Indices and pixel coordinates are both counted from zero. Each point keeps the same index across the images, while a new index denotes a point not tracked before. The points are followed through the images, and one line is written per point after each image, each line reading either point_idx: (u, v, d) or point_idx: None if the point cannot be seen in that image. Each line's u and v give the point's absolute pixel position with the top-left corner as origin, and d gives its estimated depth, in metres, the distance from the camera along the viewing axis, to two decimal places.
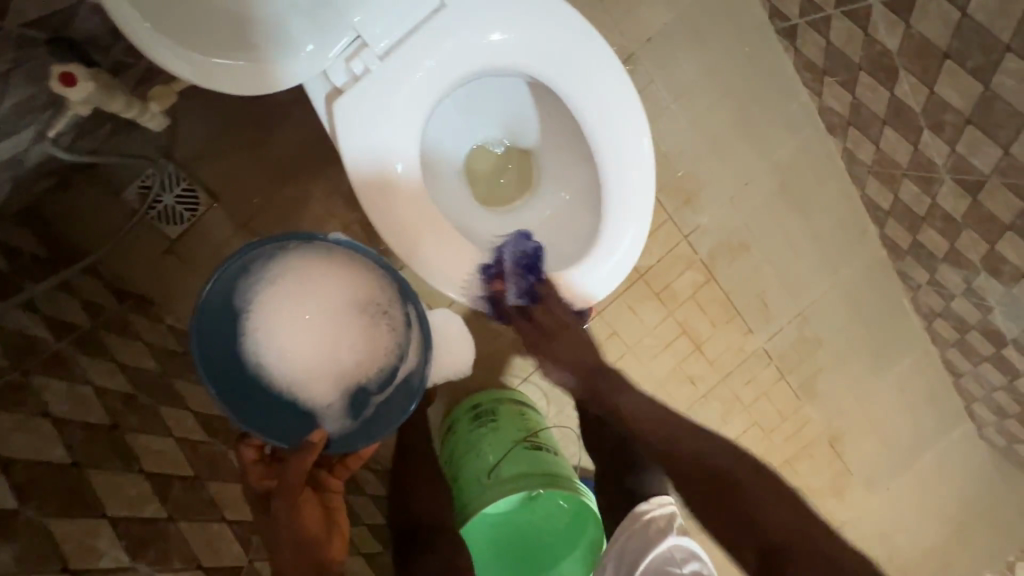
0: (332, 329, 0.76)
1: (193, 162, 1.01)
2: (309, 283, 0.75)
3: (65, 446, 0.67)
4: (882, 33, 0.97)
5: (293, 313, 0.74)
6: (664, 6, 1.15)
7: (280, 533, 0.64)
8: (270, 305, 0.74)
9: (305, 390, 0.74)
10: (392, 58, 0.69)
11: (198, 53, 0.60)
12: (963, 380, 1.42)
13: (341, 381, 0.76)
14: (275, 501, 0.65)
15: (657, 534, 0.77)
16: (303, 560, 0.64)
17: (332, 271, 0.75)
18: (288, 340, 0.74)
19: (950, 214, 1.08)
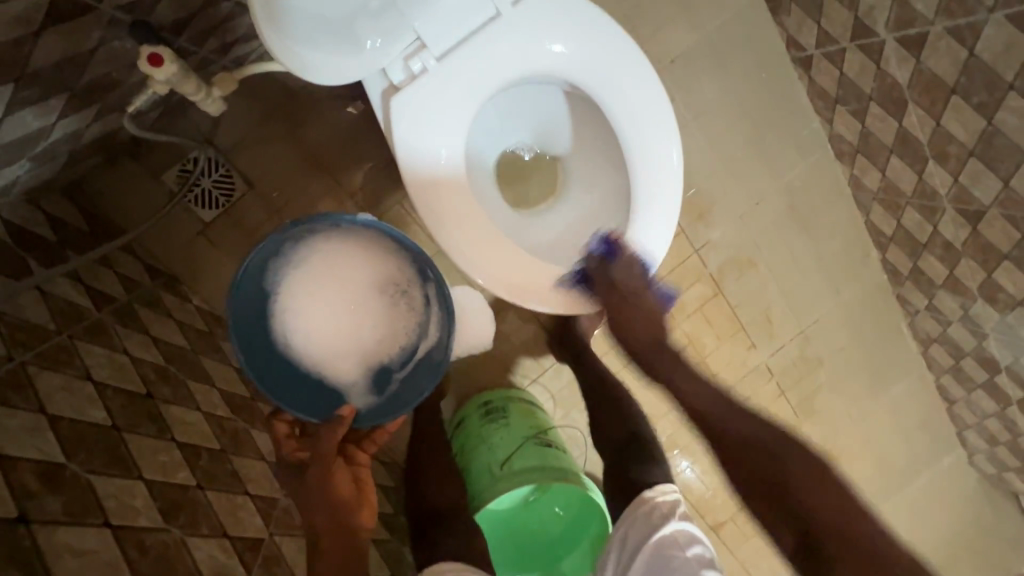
0: (355, 310, 0.76)
1: (233, 150, 1.05)
2: (332, 264, 0.76)
3: (105, 409, 0.69)
4: (893, 67, 1.02)
5: (317, 294, 0.75)
6: (688, 31, 1.22)
7: (314, 499, 0.67)
8: (296, 286, 0.74)
9: (328, 369, 0.75)
10: (447, 60, 0.74)
11: (295, 47, 0.66)
12: (956, 407, 1.46)
13: (365, 359, 0.77)
14: (309, 469, 0.68)
15: (660, 520, 0.80)
16: (336, 523, 0.66)
17: (356, 254, 0.76)
18: (311, 320, 0.75)
19: (950, 242, 1.13)
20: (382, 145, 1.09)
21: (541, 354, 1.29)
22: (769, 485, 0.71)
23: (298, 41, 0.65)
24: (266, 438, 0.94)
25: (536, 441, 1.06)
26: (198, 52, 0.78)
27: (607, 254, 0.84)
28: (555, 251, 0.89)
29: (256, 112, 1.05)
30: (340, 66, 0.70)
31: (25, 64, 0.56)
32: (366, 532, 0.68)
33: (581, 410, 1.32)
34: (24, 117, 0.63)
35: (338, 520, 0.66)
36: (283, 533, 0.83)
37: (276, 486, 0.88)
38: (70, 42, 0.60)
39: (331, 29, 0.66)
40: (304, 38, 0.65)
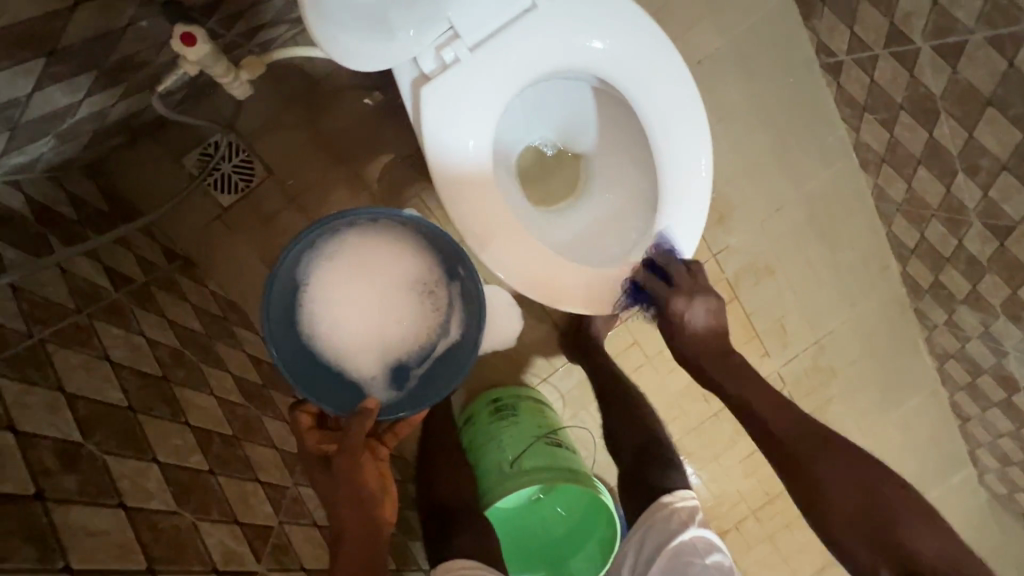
0: (383, 305, 0.76)
1: (254, 136, 1.04)
2: (364, 257, 0.75)
3: (122, 390, 0.69)
4: (927, 76, 0.99)
5: (345, 286, 0.74)
6: (716, 33, 1.20)
7: (340, 492, 0.67)
8: (324, 278, 0.74)
9: (351, 363, 0.74)
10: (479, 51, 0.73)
11: (335, 33, 0.65)
12: (969, 424, 1.44)
13: (388, 355, 0.76)
14: (335, 461, 0.68)
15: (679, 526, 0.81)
16: (361, 516, 0.66)
17: (388, 248, 0.76)
18: (338, 312, 0.74)
19: (975, 257, 1.11)
20: (402, 137, 1.08)
21: (551, 354, 1.28)
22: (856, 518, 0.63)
23: (336, 24, 0.64)
24: (277, 426, 0.94)
25: (547, 440, 1.06)
26: (226, 36, 0.77)
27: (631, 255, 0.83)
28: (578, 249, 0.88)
29: (279, 99, 1.05)
30: (373, 52, 0.69)
31: (56, 40, 0.56)
32: (388, 528, 0.69)
33: (590, 411, 1.32)
34: (52, 93, 0.62)
35: (365, 516, 0.67)
36: (292, 521, 0.83)
37: (286, 474, 0.88)
38: (99, 18, 0.59)
39: (366, 15, 0.65)
40: (341, 23, 0.64)
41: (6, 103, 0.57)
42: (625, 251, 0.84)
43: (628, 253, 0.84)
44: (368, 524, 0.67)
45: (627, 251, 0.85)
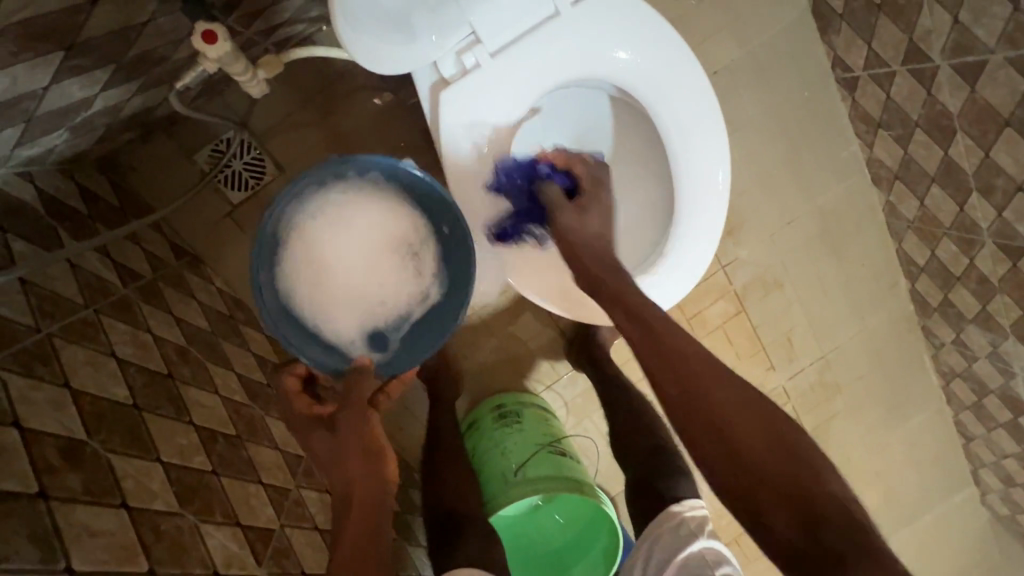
0: (366, 266, 0.78)
1: (266, 134, 1.04)
2: (350, 217, 0.77)
3: (127, 387, 0.69)
4: (945, 94, 0.97)
5: (331, 245, 0.77)
6: (733, 44, 1.19)
7: (348, 445, 0.70)
8: (312, 234, 0.76)
9: (333, 321, 0.78)
10: (500, 55, 0.73)
11: (357, 35, 0.64)
12: (973, 444, 1.43)
13: (369, 314, 0.79)
14: (339, 417, 0.72)
15: (689, 535, 0.81)
16: (368, 466, 0.69)
17: (373, 211, 0.77)
18: (324, 269, 0.77)
19: (986, 276, 1.10)
20: (414, 139, 1.07)
21: (556, 361, 1.29)
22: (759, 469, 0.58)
23: (362, 22, 0.63)
24: (280, 426, 0.93)
25: (551, 449, 1.05)
26: (244, 33, 0.76)
27: (644, 265, 0.82)
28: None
29: (292, 98, 1.04)
30: (393, 50, 0.68)
31: (76, 34, 0.55)
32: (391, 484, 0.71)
33: (593, 420, 1.32)
34: (69, 87, 0.62)
35: (371, 468, 0.69)
36: (294, 525, 0.82)
37: (288, 476, 0.87)
38: (120, 13, 0.58)
39: (389, 17, 0.65)
40: (363, 24, 0.64)
41: (23, 96, 0.57)
42: (638, 261, 0.84)
43: (640, 263, 0.84)
44: (377, 475, 0.69)
45: (640, 261, 0.84)
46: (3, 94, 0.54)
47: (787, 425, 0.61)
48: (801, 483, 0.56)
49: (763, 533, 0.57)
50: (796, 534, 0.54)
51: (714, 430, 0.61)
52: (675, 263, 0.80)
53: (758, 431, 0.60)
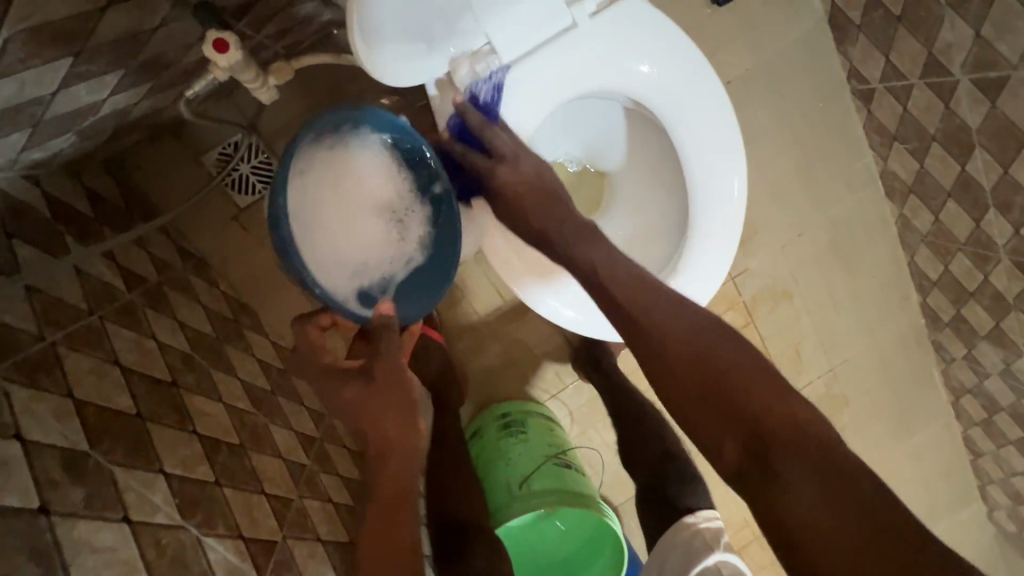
0: (360, 219, 0.78)
1: (274, 137, 1.02)
2: (354, 167, 0.76)
3: (131, 396, 0.68)
4: (964, 109, 0.95)
5: (332, 190, 0.75)
6: (749, 52, 1.16)
7: (381, 392, 0.71)
8: (319, 175, 0.74)
9: (327, 267, 0.75)
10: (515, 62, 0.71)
11: (376, 48, 0.62)
12: (981, 460, 1.41)
13: (359, 269, 0.77)
14: (370, 368, 0.72)
15: (704, 548, 0.87)
16: (400, 411, 0.70)
17: (375, 165, 0.77)
18: (322, 214, 0.74)
19: (1001, 293, 1.08)
20: None
21: (562, 369, 1.28)
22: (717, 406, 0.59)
23: (378, 32, 0.61)
24: (284, 434, 0.92)
25: (556, 461, 1.04)
26: (255, 38, 0.75)
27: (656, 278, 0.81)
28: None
29: (300, 101, 1.03)
30: (406, 60, 0.66)
31: (87, 39, 0.54)
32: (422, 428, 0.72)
33: (598, 429, 1.32)
34: (78, 91, 0.61)
35: (410, 427, 0.71)
36: (296, 536, 0.81)
37: (292, 485, 0.86)
38: (130, 19, 0.57)
39: (407, 29, 0.63)
40: (382, 36, 0.61)
41: (31, 101, 0.56)
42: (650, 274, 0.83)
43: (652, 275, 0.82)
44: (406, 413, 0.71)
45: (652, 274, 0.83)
46: (11, 100, 0.53)
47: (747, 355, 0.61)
48: (747, 407, 0.57)
49: (714, 458, 0.59)
50: (742, 457, 0.57)
51: (667, 365, 0.62)
52: (688, 277, 0.79)
53: (706, 362, 0.61)
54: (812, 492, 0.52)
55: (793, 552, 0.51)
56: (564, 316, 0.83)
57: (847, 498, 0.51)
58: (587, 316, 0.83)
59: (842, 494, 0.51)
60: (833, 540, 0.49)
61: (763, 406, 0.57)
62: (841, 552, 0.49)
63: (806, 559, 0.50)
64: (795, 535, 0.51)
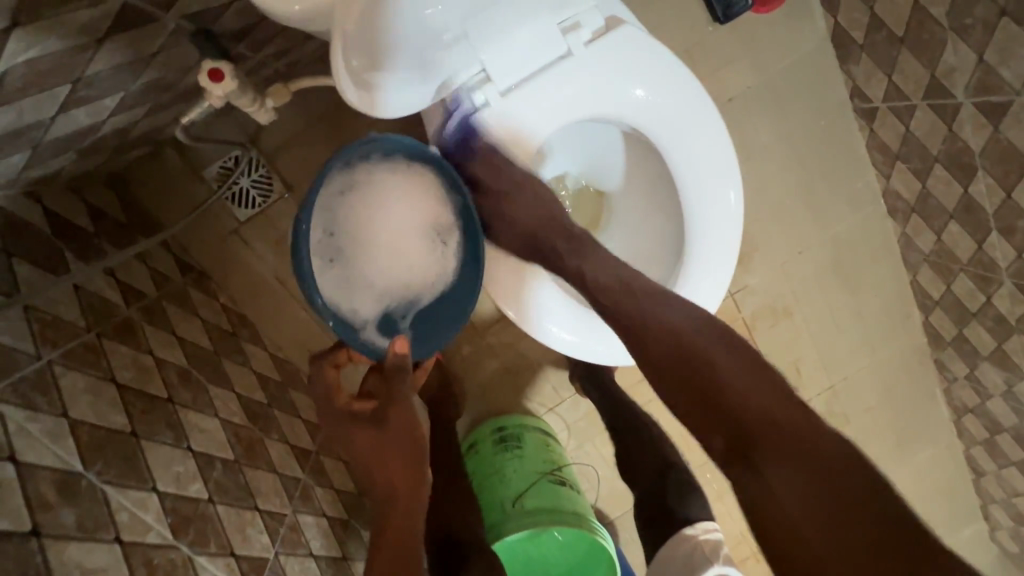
0: (405, 240, 0.77)
1: (274, 151, 1.03)
2: (398, 191, 0.75)
3: (126, 414, 0.68)
4: (967, 132, 0.94)
5: (377, 212, 0.75)
6: (750, 70, 1.15)
7: (393, 445, 0.71)
8: (359, 198, 0.74)
9: (358, 290, 0.74)
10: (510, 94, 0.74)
11: (371, 85, 0.61)
12: (984, 480, 1.39)
13: (394, 291, 0.76)
14: (387, 416, 0.72)
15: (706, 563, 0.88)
16: (404, 464, 0.70)
17: (415, 186, 0.76)
18: (364, 235, 0.75)
19: (1004, 315, 1.07)
20: None
21: (559, 384, 1.28)
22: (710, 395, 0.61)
23: (376, 68, 0.60)
24: (280, 448, 0.92)
25: (550, 478, 1.05)
26: (253, 58, 0.75)
27: None
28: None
29: (299, 116, 1.03)
30: (407, 86, 0.65)
31: (84, 69, 0.55)
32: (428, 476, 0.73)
33: (595, 443, 1.32)
34: (77, 115, 0.62)
35: (416, 473, 0.71)
36: (288, 552, 0.82)
37: (285, 500, 0.86)
38: (126, 48, 0.57)
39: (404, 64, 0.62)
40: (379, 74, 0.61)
41: (31, 125, 0.57)
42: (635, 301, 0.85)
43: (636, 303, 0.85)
44: (410, 466, 0.71)
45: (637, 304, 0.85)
46: (11, 127, 0.54)
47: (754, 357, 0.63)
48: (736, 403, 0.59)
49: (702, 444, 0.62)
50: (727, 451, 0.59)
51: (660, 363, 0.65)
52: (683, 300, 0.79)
53: (697, 360, 0.63)
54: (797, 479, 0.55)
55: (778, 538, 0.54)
56: (559, 339, 0.83)
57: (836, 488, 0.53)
58: (579, 342, 0.84)
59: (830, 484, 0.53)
60: (816, 524, 0.52)
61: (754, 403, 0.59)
62: (824, 541, 0.51)
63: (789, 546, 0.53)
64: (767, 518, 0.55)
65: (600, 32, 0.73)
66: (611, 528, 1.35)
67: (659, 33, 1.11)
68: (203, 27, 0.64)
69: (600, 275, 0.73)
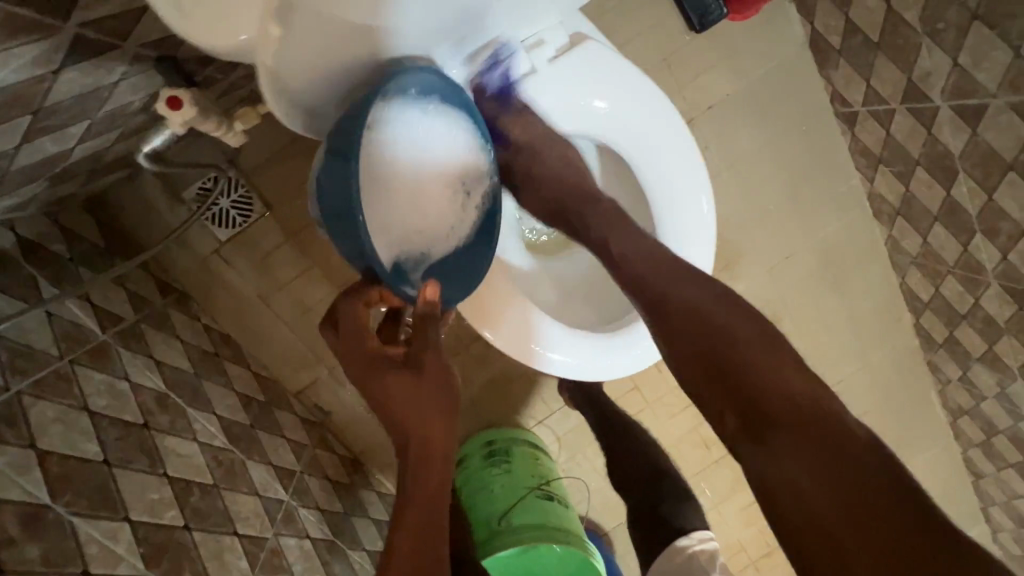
0: (428, 185, 0.73)
1: (253, 170, 1.02)
2: (428, 133, 0.71)
3: (99, 443, 0.67)
4: (946, 135, 0.94)
5: (409, 148, 0.70)
6: (729, 77, 1.15)
7: (428, 387, 0.65)
8: (397, 129, 0.68)
9: (383, 223, 0.69)
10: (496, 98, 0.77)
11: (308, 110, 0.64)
12: (983, 482, 1.36)
13: (412, 234, 0.72)
14: (423, 355, 0.66)
15: None
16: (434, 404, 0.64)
17: (446, 132, 0.73)
18: (393, 169, 0.69)
19: (993, 317, 1.06)
20: None
21: (548, 396, 1.27)
22: (727, 375, 0.58)
23: (309, 96, 0.61)
24: (262, 469, 0.92)
25: (538, 493, 1.04)
26: (225, 81, 0.75)
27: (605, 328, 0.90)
28: (564, 310, 0.93)
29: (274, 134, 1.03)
30: (344, 101, 0.65)
31: (43, 100, 0.55)
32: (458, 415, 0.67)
33: (587, 455, 1.30)
34: (43, 144, 0.62)
35: (452, 430, 0.66)
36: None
37: (267, 523, 0.86)
38: (87, 78, 0.57)
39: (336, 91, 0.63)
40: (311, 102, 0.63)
41: None
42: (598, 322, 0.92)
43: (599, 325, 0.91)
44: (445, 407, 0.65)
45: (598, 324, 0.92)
46: None
47: (768, 335, 0.60)
48: (753, 387, 0.56)
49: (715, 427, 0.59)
50: (740, 431, 0.56)
51: (679, 342, 0.63)
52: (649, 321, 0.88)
53: (721, 340, 0.60)
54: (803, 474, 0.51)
55: (787, 534, 0.50)
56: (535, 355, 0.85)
57: (852, 487, 0.49)
58: (552, 361, 0.86)
59: (843, 481, 0.49)
60: (823, 512, 0.48)
61: (773, 388, 0.56)
62: (834, 528, 0.47)
63: (810, 540, 0.48)
64: (778, 501, 0.51)
65: (573, 50, 0.75)
66: (606, 540, 1.34)
67: (636, 43, 1.11)
68: (166, 54, 0.64)
69: (627, 249, 0.72)
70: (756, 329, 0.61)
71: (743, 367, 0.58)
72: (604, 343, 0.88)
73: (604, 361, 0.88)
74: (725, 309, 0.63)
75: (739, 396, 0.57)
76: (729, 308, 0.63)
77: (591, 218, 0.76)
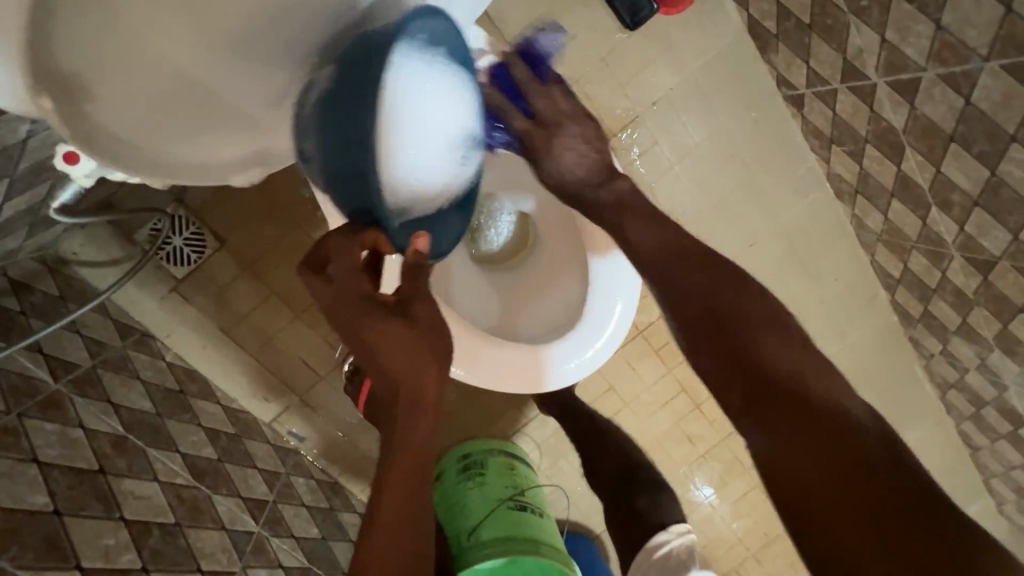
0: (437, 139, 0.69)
1: (202, 209, 1.06)
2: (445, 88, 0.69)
3: (48, 493, 0.68)
4: (888, 110, 0.92)
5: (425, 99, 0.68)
6: (670, 71, 1.15)
7: (420, 340, 0.61)
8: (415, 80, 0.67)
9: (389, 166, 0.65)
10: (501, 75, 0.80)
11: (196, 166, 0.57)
12: (980, 455, 1.31)
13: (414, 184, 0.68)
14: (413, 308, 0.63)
15: None
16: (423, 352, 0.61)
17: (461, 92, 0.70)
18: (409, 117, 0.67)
19: (961, 289, 1.02)
20: None
21: (523, 404, 1.27)
22: (731, 346, 0.61)
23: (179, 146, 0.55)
24: (230, 503, 0.92)
25: (510, 505, 1.04)
26: None
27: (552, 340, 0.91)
28: (510, 327, 0.96)
29: None
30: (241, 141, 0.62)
31: None
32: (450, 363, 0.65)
33: (568, 460, 1.30)
34: None
35: (444, 383, 0.63)
36: None
37: (234, 557, 0.86)
38: None
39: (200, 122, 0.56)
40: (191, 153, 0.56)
41: None
42: (545, 336, 0.93)
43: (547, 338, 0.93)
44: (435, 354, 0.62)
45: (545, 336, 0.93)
46: None
47: (772, 309, 0.63)
48: (748, 354, 0.60)
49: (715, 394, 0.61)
50: (744, 404, 0.58)
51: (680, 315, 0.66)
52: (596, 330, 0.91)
53: (730, 315, 0.63)
54: (786, 437, 0.55)
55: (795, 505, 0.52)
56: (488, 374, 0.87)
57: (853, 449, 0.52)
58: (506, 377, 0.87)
59: (831, 448, 0.53)
60: (820, 478, 0.52)
61: (783, 355, 0.59)
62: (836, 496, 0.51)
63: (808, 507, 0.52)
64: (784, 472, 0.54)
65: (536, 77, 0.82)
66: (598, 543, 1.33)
67: (573, 46, 1.12)
68: None
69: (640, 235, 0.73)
70: (756, 303, 0.63)
71: (749, 337, 0.60)
72: (552, 354, 0.89)
73: (555, 372, 0.90)
74: (725, 284, 0.65)
75: (744, 366, 0.59)
76: (732, 282, 0.65)
77: (607, 209, 0.78)
